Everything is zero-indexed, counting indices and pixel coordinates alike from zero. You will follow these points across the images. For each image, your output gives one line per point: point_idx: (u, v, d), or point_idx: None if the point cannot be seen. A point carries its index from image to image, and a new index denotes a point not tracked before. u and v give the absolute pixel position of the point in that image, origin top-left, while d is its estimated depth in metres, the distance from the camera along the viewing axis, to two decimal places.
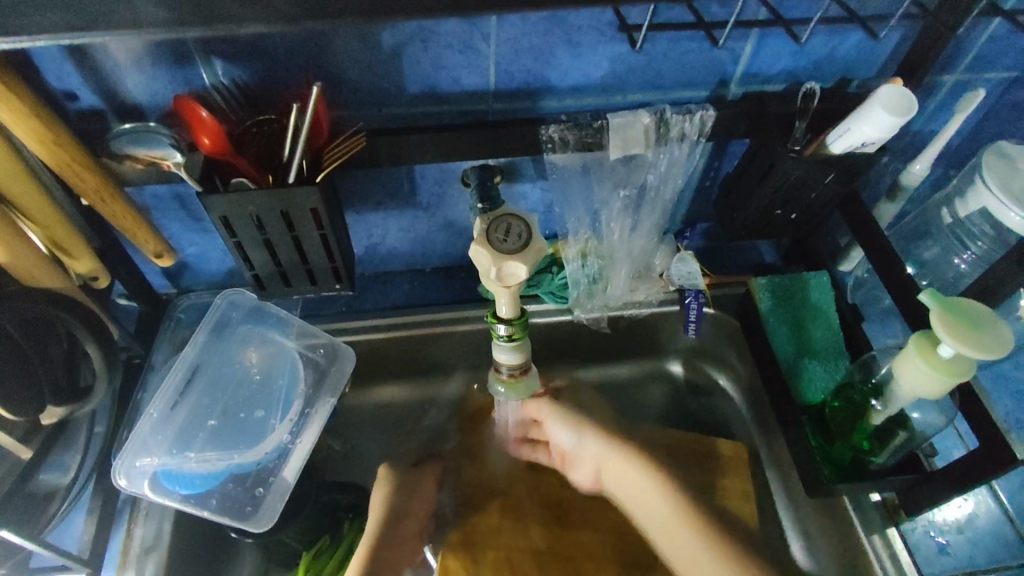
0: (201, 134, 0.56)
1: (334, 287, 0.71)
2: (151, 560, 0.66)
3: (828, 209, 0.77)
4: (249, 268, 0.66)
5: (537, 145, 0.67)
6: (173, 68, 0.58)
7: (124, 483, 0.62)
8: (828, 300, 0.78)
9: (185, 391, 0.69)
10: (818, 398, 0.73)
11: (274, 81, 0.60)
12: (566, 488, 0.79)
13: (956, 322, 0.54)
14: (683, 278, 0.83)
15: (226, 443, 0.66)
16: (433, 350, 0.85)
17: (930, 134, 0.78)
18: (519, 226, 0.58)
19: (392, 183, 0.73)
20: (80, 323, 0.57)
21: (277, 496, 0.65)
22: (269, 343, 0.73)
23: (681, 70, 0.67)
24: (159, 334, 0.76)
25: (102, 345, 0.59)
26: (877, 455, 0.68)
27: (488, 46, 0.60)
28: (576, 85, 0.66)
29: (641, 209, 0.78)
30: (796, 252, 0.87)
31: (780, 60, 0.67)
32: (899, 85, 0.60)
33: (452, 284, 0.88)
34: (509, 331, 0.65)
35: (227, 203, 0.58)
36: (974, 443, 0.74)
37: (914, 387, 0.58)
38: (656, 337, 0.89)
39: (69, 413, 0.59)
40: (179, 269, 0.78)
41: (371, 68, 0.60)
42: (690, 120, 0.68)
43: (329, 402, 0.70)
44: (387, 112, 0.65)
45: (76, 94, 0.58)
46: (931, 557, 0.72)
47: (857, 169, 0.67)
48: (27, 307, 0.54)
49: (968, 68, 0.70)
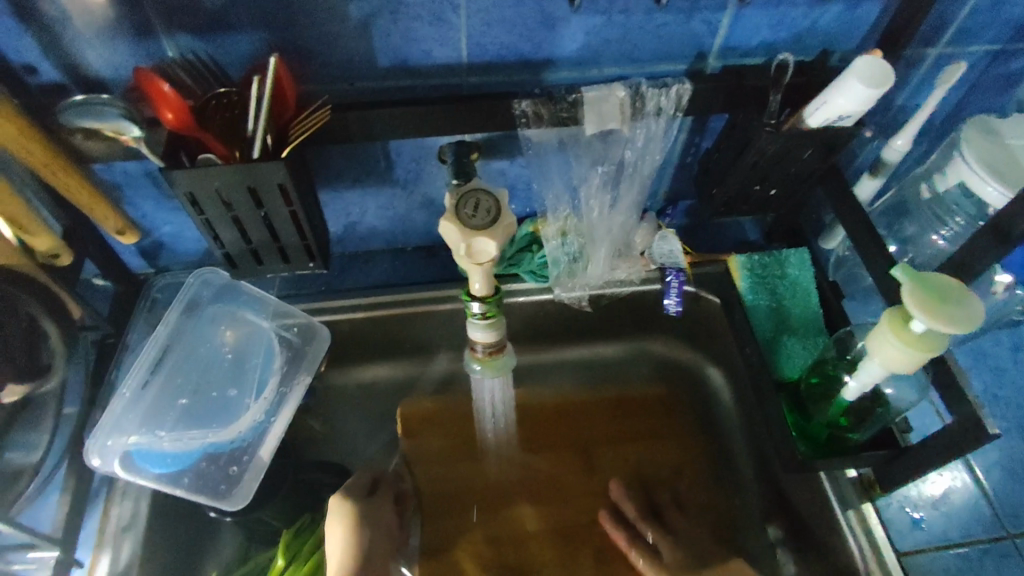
0: (163, 109, 0.55)
1: (308, 266, 0.71)
2: (128, 539, 0.66)
3: (808, 185, 0.76)
4: (220, 247, 0.66)
5: (511, 120, 0.66)
6: (134, 41, 0.56)
7: (97, 463, 0.62)
8: (807, 278, 0.79)
9: (157, 368, 0.68)
10: (795, 374, 0.75)
11: (240, 54, 0.59)
12: (532, 466, 0.79)
13: (929, 298, 0.53)
14: (665, 257, 0.83)
15: (199, 420, 0.66)
16: (413, 330, 0.84)
17: (913, 109, 0.77)
18: (488, 201, 0.57)
19: (368, 160, 0.72)
20: (39, 303, 0.60)
21: (253, 475, 0.65)
22: (243, 322, 0.72)
23: (656, 43, 0.65)
24: (136, 313, 0.76)
25: (59, 322, 0.62)
26: (855, 432, 0.68)
27: (458, 17, 0.59)
28: (549, 57, 0.65)
29: (620, 185, 0.77)
30: (778, 230, 0.86)
31: (758, 33, 0.66)
32: (876, 57, 0.59)
33: (433, 262, 0.87)
34: (483, 309, 0.64)
35: (190, 178, 0.57)
36: (950, 417, 0.75)
37: (887, 363, 0.58)
38: (638, 316, 0.88)
39: (29, 391, 0.60)
40: (155, 248, 0.77)
41: (337, 41, 0.59)
42: (666, 93, 0.67)
43: (305, 381, 0.70)
44: (358, 86, 0.64)
45: (37, 68, 0.57)
46: (904, 530, 0.72)
47: (836, 144, 0.66)
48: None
49: (951, 41, 0.69)
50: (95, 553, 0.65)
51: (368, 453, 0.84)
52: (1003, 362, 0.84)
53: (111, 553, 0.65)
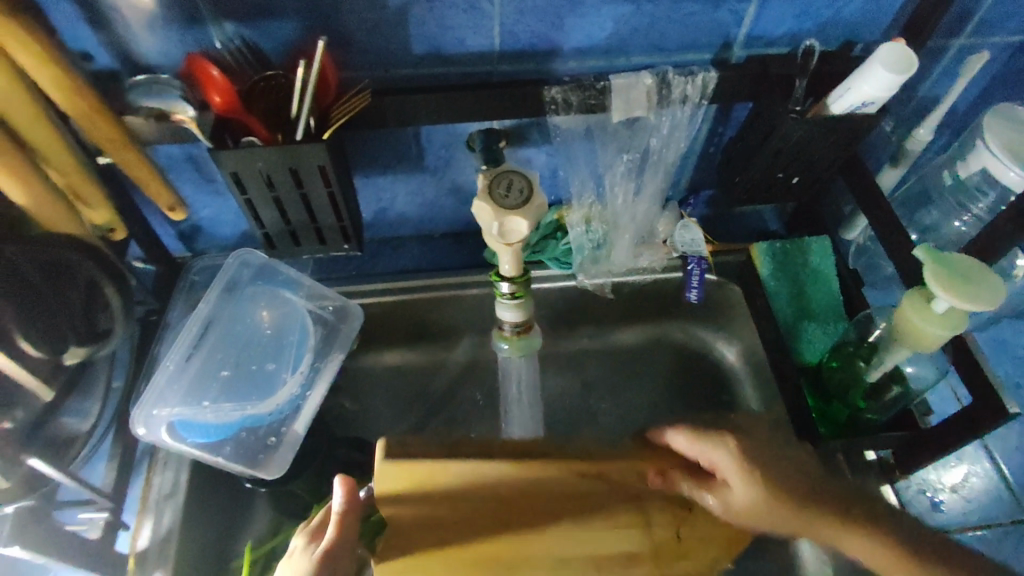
0: (211, 92, 0.59)
1: (343, 247, 0.73)
2: (169, 506, 0.69)
3: (830, 173, 0.78)
4: (261, 227, 0.68)
5: (540, 107, 0.68)
6: (185, 29, 0.59)
7: (143, 432, 0.65)
8: (827, 265, 0.80)
9: (199, 344, 0.71)
10: (815, 359, 0.76)
11: (283, 41, 0.62)
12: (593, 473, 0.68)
13: (947, 275, 0.55)
14: (686, 245, 0.84)
15: (238, 393, 0.69)
16: (440, 313, 0.86)
17: (935, 99, 0.78)
18: (520, 181, 0.60)
19: (400, 146, 0.75)
20: (99, 269, 0.59)
21: (289, 448, 0.68)
22: (280, 302, 0.75)
23: (682, 33, 0.67)
24: (176, 293, 0.79)
25: (121, 291, 0.61)
26: (875, 413, 0.69)
27: (492, 6, 0.61)
28: (577, 46, 0.67)
29: (644, 173, 0.79)
30: (799, 219, 0.88)
31: (784, 22, 0.67)
32: (899, 44, 0.61)
33: (459, 249, 0.89)
34: (512, 289, 0.67)
35: (237, 158, 0.60)
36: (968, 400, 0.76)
37: (904, 341, 0.60)
38: (660, 303, 0.90)
39: (88, 355, 0.61)
40: (194, 231, 0.80)
41: (375, 29, 0.62)
42: (692, 82, 0.69)
43: (339, 359, 0.73)
44: (394, 73, 0.66)
45: (92, 54, 0.60)
46: (924, 513, 0.73)
47: (858, 131, 0.68)
48: (50, 251, 0.56)
49: (973, 31, 0.70)
50: (139, 518, 0.68)
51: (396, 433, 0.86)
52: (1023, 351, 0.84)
53: (153, 519, 0.68)
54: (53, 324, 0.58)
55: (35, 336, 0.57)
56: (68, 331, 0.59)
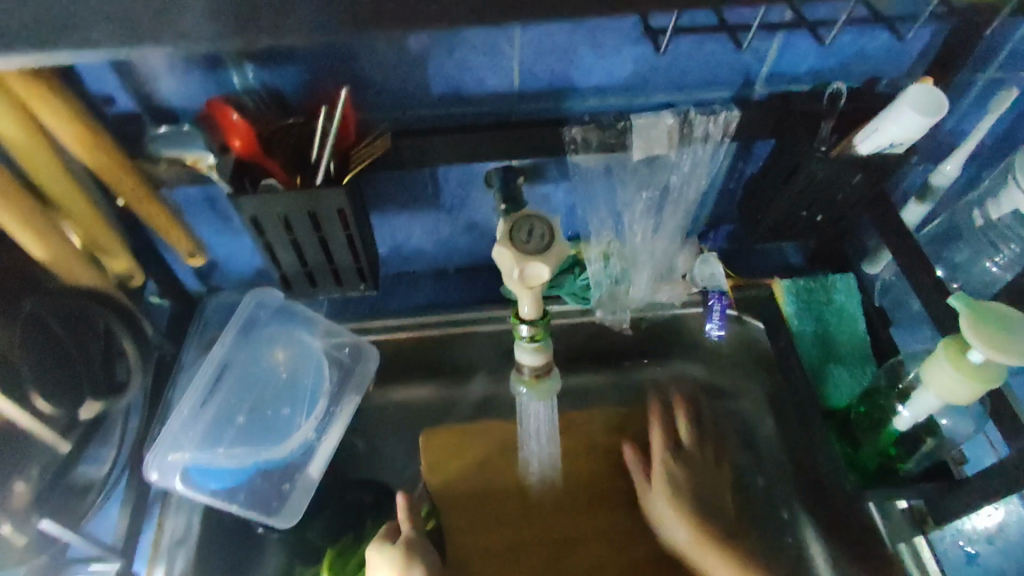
0: (231, 137, 0.58)
1: (359, 287, 0.73)
2: (182, 552, 0.68)
3: (855, 210, 0.76)
4: (277, 268, 0.68)
5: (560, 146, 0.67)
6: (205, 73, 0.59)
7: (157, 478, 0.64)
8: (855, 303, 0.79)
9: (215, 387, 0.70)
10: (843, 403, 0.74)
11: (303, 85, 0.61)
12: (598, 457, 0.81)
13: (984, 325, 0.53)
14: (705, 280, 0.83)
15: (252, 439, 0.68)
16: (456, 349, 0.85)
17: (961, 134, 0.76)
18: (541, 227, 0.58)
19: (416, 185, 0.74)
20: (117, 319, 0.63)
21: (304, 492, 0.67)
22: (295, 342, 0.74)
23: (705, 71, 0.66)
24: (190, 331, 0.78)
25: (135, 340, 0.66)
26: (904, 462, 0.68)
27: (512, 48, 0.61)
28: (596, 86, 0.66)
29: (663, 210, 0.78)
30: (822, 254, 0.86)
31: (807, 60, 0.66)
32: (930, 84, 0.59)
33: (474, 285, 0.88)
34: (531, 332, 0.65)
35: (256, 203, 0.59)
36: (1008, 450, 0.68)
37: (941, 393, 0.58)
38: (679, 338, 0.88)
39: (105, 407, 0.64)
40: (209, 268, 0.79)
41: (394, 71, 0.61)
42: (714, 121, 0.67)
43: (355, 401, 0.72)
44: (411, 114, 0.66)
45: (112, 98, 0.59)
46: (958, 566, 0.71)
47: (886, 169, 0.66)
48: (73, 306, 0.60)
49: (1002, 67, 0.69)
50: (150, 566, 0.66)
51: (411, 472, 0.84)
52: None
53: (165, 565, 0.67)
54: (72, 377, 0.60)
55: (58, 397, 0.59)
56: (87, 385, 0.62)
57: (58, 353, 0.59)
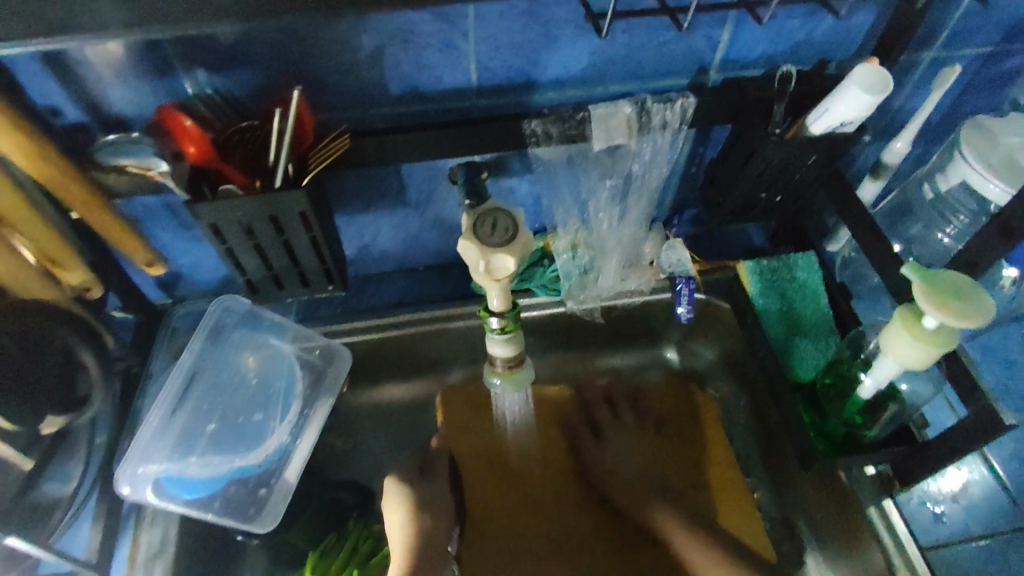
0: (185, 143, 0.58)
1: (327, 289, 0.72)
2: (158, 566, 0.66)
3: (813, 190, 0.78)
4: (241, 274, 0.67)
5: (521, 140, 0.68)
6: (156, 79, 0.58)
7: (128, 491, 0.63)
8: (815, 280, 0.81)
9: (184, 396, 0.69)
10: (809, 375, 0.76)
11: (259, 89, 0.61)
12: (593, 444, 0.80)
13: (938, 294, 0.55)
14: (672, 265, 0.84)
15: (226, 446, 0.68)
16: (432, 347, 0.85)
17: (909, 112, 0.79)
18: (506, 220, 0.59)
19: (381, 183, 0.74)
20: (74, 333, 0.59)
21: (281, 497, 0.67)
22: (266, 347, 0.73)
23: (660, 59, 0.67)
24: (157, 341, 0.77)
25: (97, 354, 0.61)
26: (870, 429, 0.69)
27: (468, 43, 0.61)
28: (556, 78, 0.67)
29: (628, 198, 0.79)
30: (784, 234, 0.88)
31: (759, 44, 0.67)
32: (876, 64, 0.61)
33: (445, 280, 0.89)
34: (502, 324, 0.66)
35: (215, 210, 0.58)
36: (965, 411, 0.71)
37: (899, 358, 0.60)
38: (648, 326, 0.90)
39: (68, 424, 0.60)
40: (174, 278, 0.78)
41: (350, 71, 0.61)
42: (671, 108, 0.68)
43: (328, 404, 0.72)
44: (371, 113, 0.66)
45: (60, 108, 0.58)
46: (927, 526, 0.73)
47: (838, 149, 0.68)
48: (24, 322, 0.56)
49: (945, 45, 0.71)
50: None
51: (390, 469, 0.84)
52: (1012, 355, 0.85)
53: None
54: (30, 391, 0.55)
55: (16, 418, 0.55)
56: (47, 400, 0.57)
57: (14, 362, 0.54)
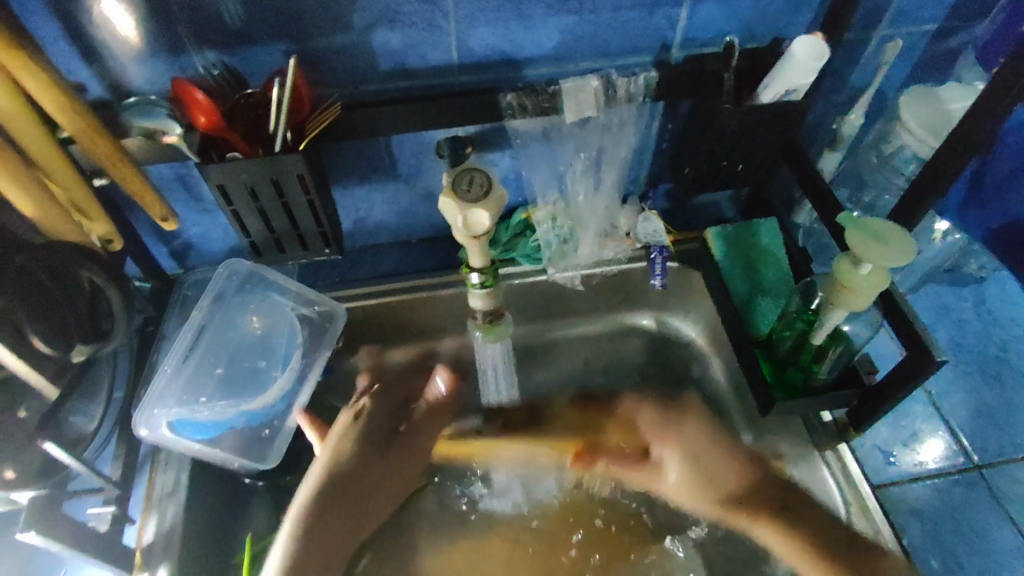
0: (197, 113, 0.64)
1: (324, 252, 0.79)
2: (172, 503, 0.72)
3: (773, 159, 0.84)
4: (246, 236, 0.74)
5: (499, 112, 0.75)
6: (170, 57, 0.65)
7: (145, 433, 0.69)
8: (777, 243, 0.86)
9: (193, 350, 0.76)
10: (768, 330, 0.81)
11: (261, 66, 0.68)
12: (526, 442, 0.89)
13: (863, 240, 0.61)
14: (649, 236, 0.90)
15: (233, 392, 0.75)
16: (424, 313, 0.91)
17: (863, 87, 0.85)
18: (481, 177, 0.66)
19: (374, 156, 0.81)
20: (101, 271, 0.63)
21: (283, 438, 0.75)
22: (268, 306, 0.80)
23: (625, 38, 0.74)
24: (170, 306, 0.83)
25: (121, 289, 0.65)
26: (820, 370, 0.75)
27: (448, 23, 0.68)
28: (530, 55, 0.74)
29: (602, 169, 0.85)
30: (752, 206, 0.94)
31: (715, 23, 0.74)
32: (815, 36, 0.68)
33: (435, 252, 0.95)
34: (482, 280, 0.73)
35: (222, 172, 0.65)
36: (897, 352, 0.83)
37: (841, 301, 0.66)
38: (627, 295, 0.95)
39: (92, 354, 0.66)
40: (185, 248, 0.85)
41: (343, 49, 0.68)
42: (634, 82, 0.75)
43: (326, 356, 0.79)
44: (363, 89, 0.73)
45: (84, 85, 0.66)
46: (878, 468, 0.81)
47: (790, 116, 0.74)
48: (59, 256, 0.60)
49: (890, 23, 0.77)
50: (144, 515, 0.71)
51: None
52: (965, 315, 0.93)
53: (158, 515, 0.71)
54: (59, 317, 0.62)
55: (46, 334, 0.61)
56: (74, 329, 0.64)
57: (49, 301, 0.61)
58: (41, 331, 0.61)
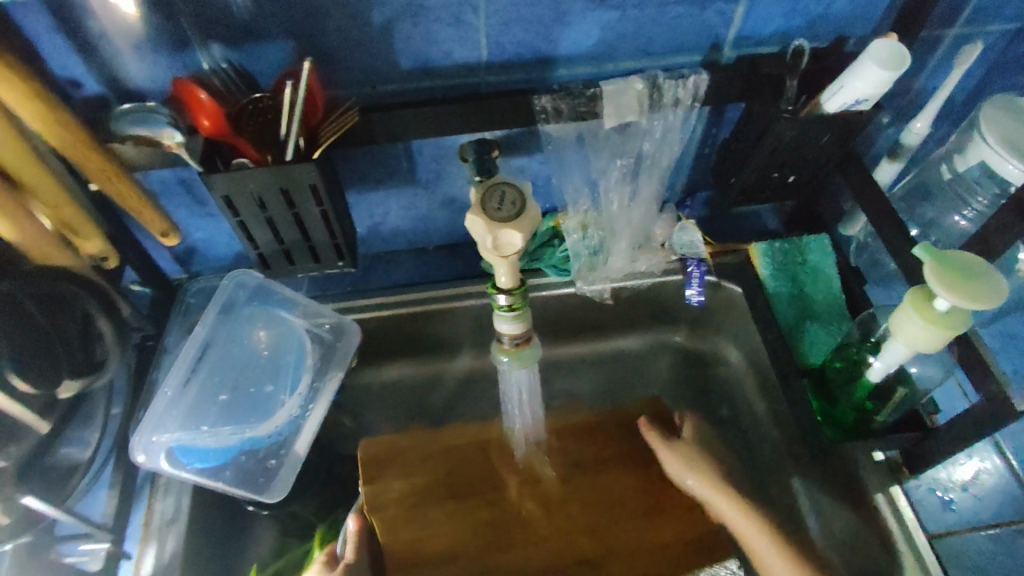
0: (201, 116, 0.58)
1: (337, 264, 0.73)
2: (172, 532, 0.67)
3: (826, 171, 0.76)
4: (254, 248, 0.68)
5: (530, 116, 0.68)
6: (172, 53, 0.59)
7: (143, 459, 0.64)
8: (826, 263, 0.81)
9: (197, 367, 0.71)
10: (820, 360, 0.76)
11: (273, 63, 0.61)
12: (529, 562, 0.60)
13: (949, 275, 0.54)
14: (684, 247, 0.83)
15: (236, 417, 0.69)
16: (440, 327, 0.85)
17: (931, 92, 0.77)
18: (512, 194, 0.59)
19: (391, 161, 0.74)
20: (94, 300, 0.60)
21: (290, 469, 0.68)
22: (277, 322, 0.75)
23: (672, 36, 0.66)
24: (172, 316, 0.78)
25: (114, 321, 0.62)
26: (880, 414, 0.69)
27: (478, 17, 0.61)
28: (569, 54, 0.66)
29: (639, 177, 0.78)
30: (799, 218, 0.87)
31: (772, 21, 0.66)
32: (892, 40, 0.61)
33: (455, 261, 0.89)
34: (509, 302, 0.66)
35: (228, 180, 0.59)
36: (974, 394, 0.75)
37: (908, 340, 0.59)
38: (658, 311, 0.89)
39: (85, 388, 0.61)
40: (189, 253, 0.79)
41: (361, 45, 0.61)
42: (683, 85, 0.68)
43: (337, 378, 0.73)
44: (380, 89, 0.66)
45: (78, 81, 0.59)
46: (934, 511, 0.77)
47: (853, 127, 0.67)
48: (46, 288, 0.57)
49: (968, 22, 0.69)
50: (142, 546, 0.66)
51: None
52: None
53: (157, 545, 0.66)
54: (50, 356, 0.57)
55: (33, 376, 0.56)
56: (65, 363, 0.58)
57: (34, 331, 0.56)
58: (24, 374, 0.55)
